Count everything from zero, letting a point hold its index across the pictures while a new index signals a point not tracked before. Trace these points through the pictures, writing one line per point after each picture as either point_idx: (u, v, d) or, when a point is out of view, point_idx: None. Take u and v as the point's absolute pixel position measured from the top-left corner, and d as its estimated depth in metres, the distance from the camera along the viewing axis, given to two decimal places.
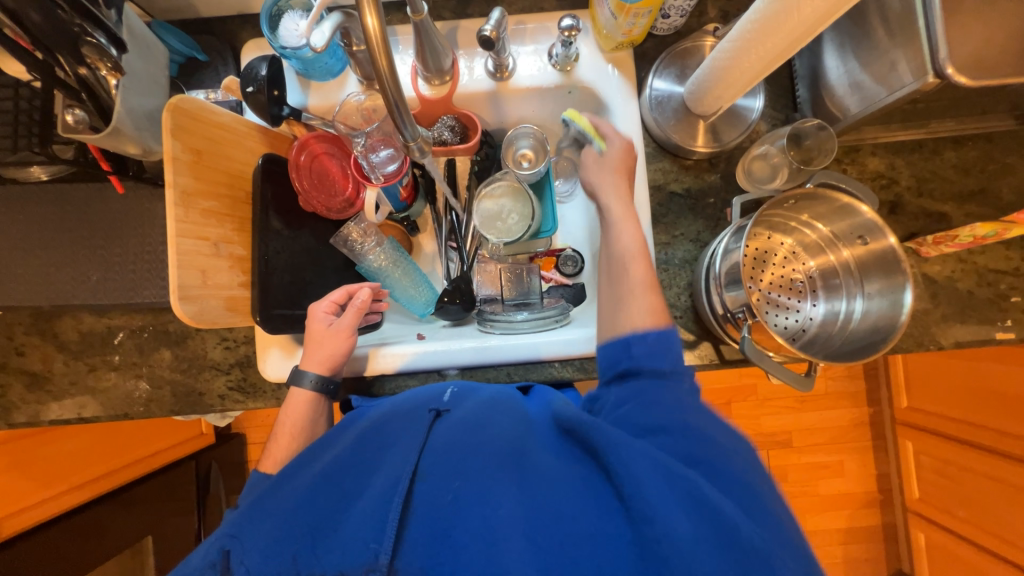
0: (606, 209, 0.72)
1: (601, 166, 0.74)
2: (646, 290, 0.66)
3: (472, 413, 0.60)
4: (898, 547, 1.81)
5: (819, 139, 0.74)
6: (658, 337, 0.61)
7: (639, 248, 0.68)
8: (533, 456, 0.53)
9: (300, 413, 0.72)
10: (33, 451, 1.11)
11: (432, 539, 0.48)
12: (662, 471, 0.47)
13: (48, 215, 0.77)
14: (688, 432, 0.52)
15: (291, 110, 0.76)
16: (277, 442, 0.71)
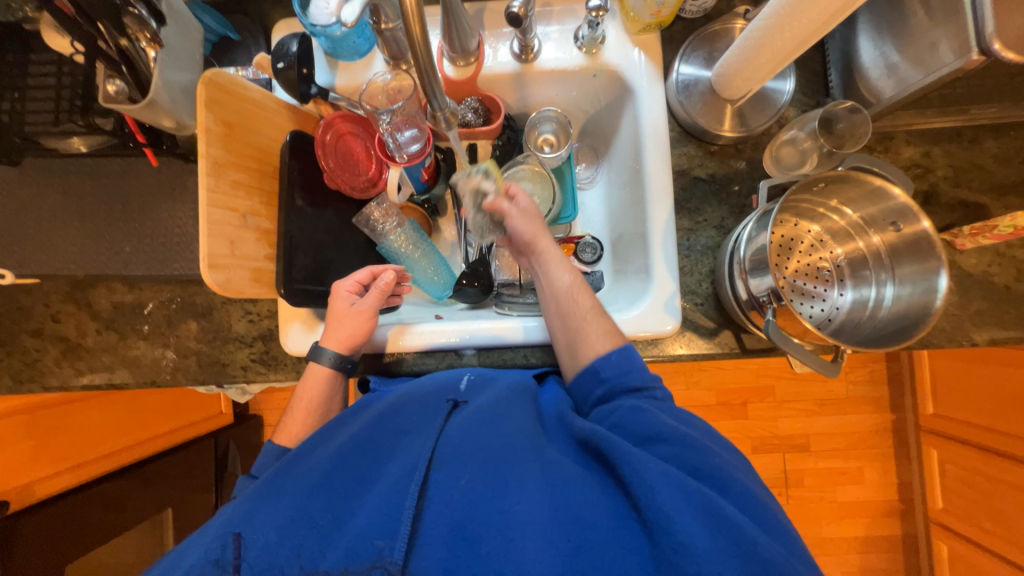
0: (541, 252, 0.75)
1: (522, 216, 0.76)
2: (599, 333, 0.68)
3: (486, 406, 0.62)
4: (918, 559, 1.75)
5: (852, 122, 0.72)
6: (620, 355, 0.65)
7: (573, 281, 0.72)
8: (545, 455, 0.56)
9: (317, 389, 0.73)
10: (63, 419, 1.14)
11: (449, 529, 0.49)
12: (677, 483, 0.49)
13: (86, 187, 0.80)
14: (692, 440, 0.55)
15: (319, 89, 0.77)
16: (294, 417, 0.73)
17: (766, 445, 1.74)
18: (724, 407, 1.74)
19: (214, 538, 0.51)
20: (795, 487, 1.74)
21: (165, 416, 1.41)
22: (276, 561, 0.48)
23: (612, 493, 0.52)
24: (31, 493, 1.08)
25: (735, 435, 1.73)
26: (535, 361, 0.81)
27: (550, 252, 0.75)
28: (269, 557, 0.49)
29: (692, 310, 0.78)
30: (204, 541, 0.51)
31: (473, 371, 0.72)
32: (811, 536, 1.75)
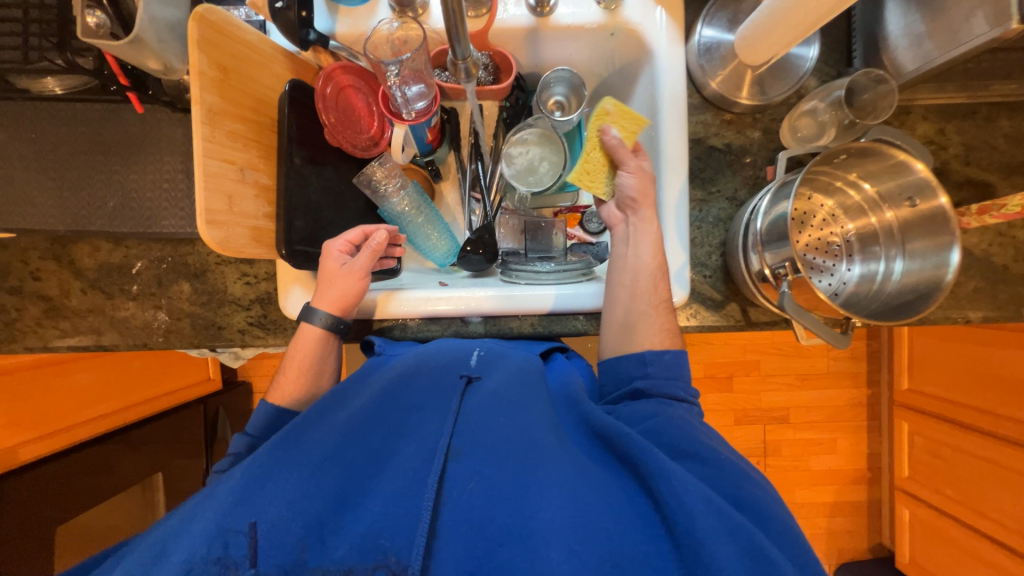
0: (642, 215, 0.71)
1: (641, 176, 0.71)
2: (652, 327, 0.68)
3: (510, 397, 0.61)
4: (880, 521, 1.87)
5: (878, 94, 0.70)
6: (672, 358, 0.66)
7: (659, 263, 0.69)
8: (570, 456, 0.55)
9: (310, 349, 0.70)
10: (46, 382, 1.10)
11: (467, 524, 0.48)
12: (710, 505, 0.48)
13: (63, 134, 0.74)
14: (719, 459, 0.54)
15: (318, 35, 0.71)
16: (285, 376, 0.70)
17: (749, 417, 1.80)
18: (711, 381, 1.79)
19: (220, 503, 0.50)
20: (773, 456, 1.82)
21: (153, 381, 1.37)
22: (285, 537, 0.47)
23: (631, 498, 0.52)
24: (17, 456, 1.05)
25: (720, 407, 1.78)
26: (541, 331, 0.81)
27: (649, 220, 0.70)
28: (277, 532, 0.47)
29: (700, 282, 0.78)
30: (211, 507, 0.50)
31: (484, 346, 0.73)
32: None
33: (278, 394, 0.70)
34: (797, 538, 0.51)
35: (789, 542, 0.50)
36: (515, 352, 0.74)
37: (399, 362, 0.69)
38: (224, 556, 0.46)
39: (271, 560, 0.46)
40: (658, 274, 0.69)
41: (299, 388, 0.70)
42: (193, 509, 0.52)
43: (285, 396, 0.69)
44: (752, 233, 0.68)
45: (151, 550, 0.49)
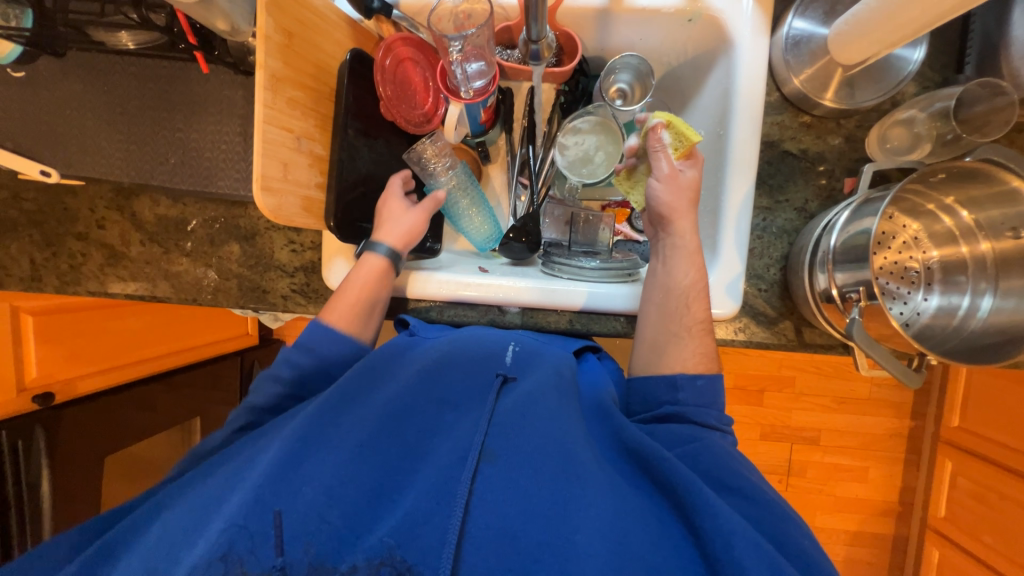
0: (677, 234, 0.68)
1: (672, 183, 0.68)
2: (688, 350, 0.65)
3: (546, 405, 0.61)
4: (904, 558, 1.78)
5: (992, 106, 0.62)
6: (706, 384, 0.64)
7: (695, 283, 0.67)
8: (604, 475, 0.56)
9: (375, 278, 0.70)
10: (102, 323, 1.19)
11: (499, 535, 0.50)
12: (759, 550, 0.48)
13: (131, 88, 0.76)
14: (763, 497, 0.54)
15: (382, 4, 0.71)
16: (344, 297, 0.69)
17: (777, 434, 1.73)
18: (740, 392, 1.72)
19: (257, 477, 0.51)
20: (796, 477, 1.76)
21: (200, 330, 1.45)
22: (323, 521, 0.50)
23: (663, 525, 0.53)
24: (75, 388, 1.14)
25: (746, 420, 1.72)
26: (579, 328, 0.79)
27: (686, 239, 0.68)
28: (315, 514, 0.50)
29: (754, 296, 0.73)
30: (249, 477, 0.52)
31: (518, 341, 0.72)
32: None
33: (335, 313, 0.68)
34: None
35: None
36: (551, 350, 0.72)
37: (432, 348, 0.69)
38: (262, 532, 0.48)
39: (305, 542, 0.48)
40: (698, 298, 0.66)
41: (357, 315, 0.69)
42: (233, 473, 0.55)
43: (343, 319, 0.68)
44: (822, 252, 0.62)
45: (195, 508, 0.52)
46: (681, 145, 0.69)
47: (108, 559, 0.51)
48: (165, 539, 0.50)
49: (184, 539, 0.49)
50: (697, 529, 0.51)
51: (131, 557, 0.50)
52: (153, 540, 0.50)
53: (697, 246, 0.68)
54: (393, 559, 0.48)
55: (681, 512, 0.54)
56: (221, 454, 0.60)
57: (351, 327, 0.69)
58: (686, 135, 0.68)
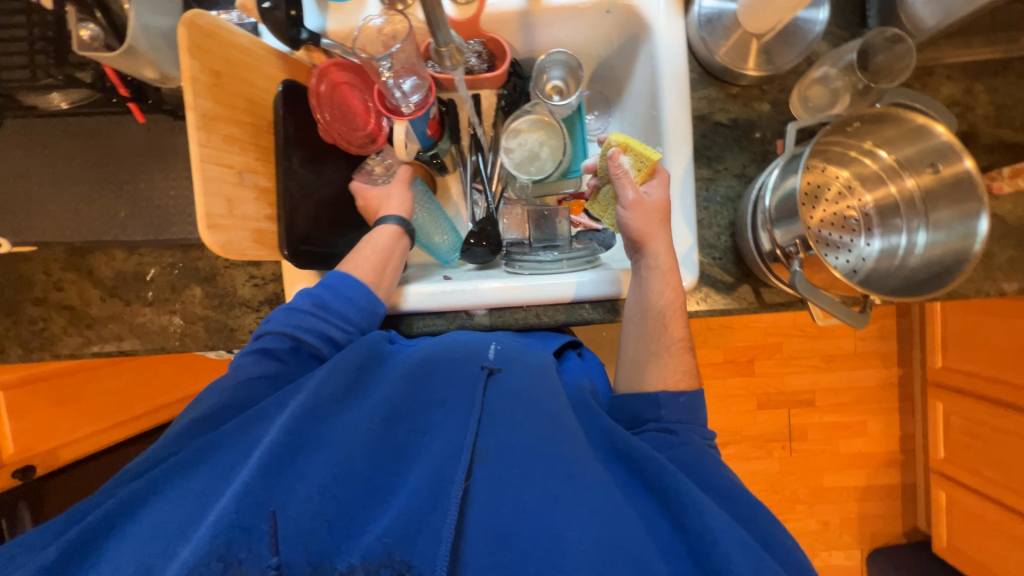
0: (650, 256, 0.68)
1: (639, 209, 0.67)
2: (670, 364, 0.68)
3: (535, 403, 0.62)
4: (915, 505, 1.80)
5: (893, 55, 0.66)
6: (687, 401, 0.66)
7: (671, 305, 0.68)
8: (594, 467, 0.57)
9: (392, 241, 0.75)
10: (79, 389, 1.14)
11: (494, 536, 0.52)
12: (745, 547, 0.50)
13: (73, 148, 0.76)
14: (742, 496, 0.59)
15: (310, 33, 0.72)
16: (367, 257, 0.73)
17: (773, 401, 1.75)
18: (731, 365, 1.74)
19: (246, 473, 0.50)
20: (799, 441, 1.76)
21: (187, 381, 1.38)
22: (318, 522, 0.49)
23: (650, 525, 0.55)
24: (57, 456, 1.16)
25: (742, 392, 1.73)
26: (545, 321, 0.79)
27: (660, 263, 0.68)
28: (310, 515, 0.49)
29: (710, 265, 0.75)
30: (239, 475, 0.51)
31: (501, 340, 0.71)
32: (812, 487, 1.78)
33: (355, 266, 0.72)
34: (797, 559, 0.55)
35: (792, 565, 0.54)
36: (532, 348, 0.73)
37: (419, 349, 0.68)
38: (255, 533, 0.47)
39: (300, 545, 0.48)
40: (675, 318, 0.68)
41: (376, 270, 0.72)
42: (222, 472, 0.54)
43: (365, 272, 0.71)
44: (761, 212, 0.65)
45: (186, 505, 0.51)
46: (643, 168, 0.68)
47: (96, 543, 0.50)
48: (153, 535, 0.49)
49: (176, 535, 0.48)
50: (684, 523, 0.53)
51: (117, 549, 0.49)
52: (139, 534, 0.49)
53: (671, 265, 0.69)
54: (392, 559, 0.49)
55: (667, 506, 0.56)
56: (205, 439, 0.57)
57: (371, 280, 0.71)
58: (644, 156, 0.67)
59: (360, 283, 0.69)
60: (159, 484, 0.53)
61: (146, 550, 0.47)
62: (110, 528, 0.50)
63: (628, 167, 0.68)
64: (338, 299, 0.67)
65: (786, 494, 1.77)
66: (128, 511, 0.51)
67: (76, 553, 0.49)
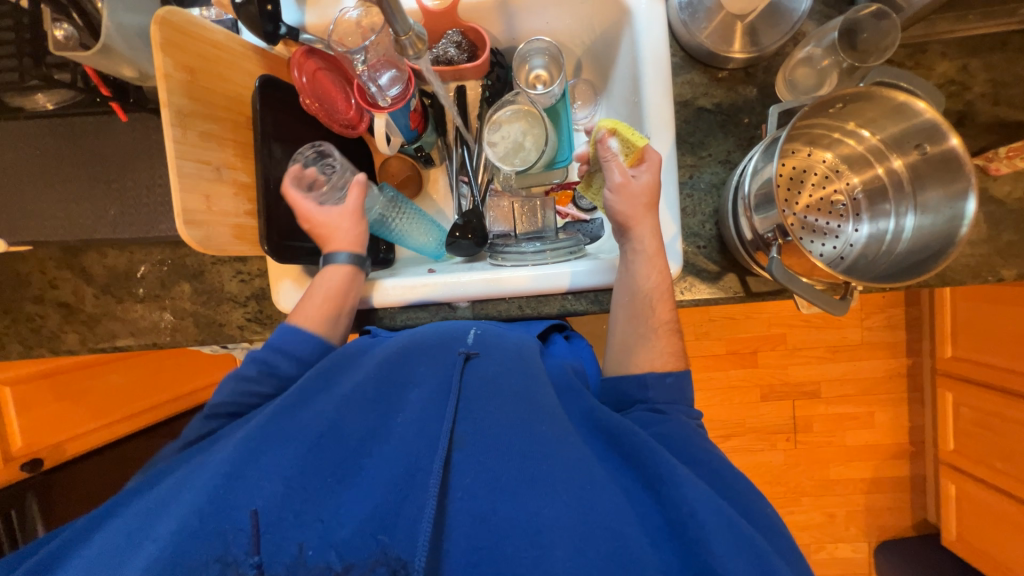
0: (636, 240, 0.67)
1: (625, 192, 0.66)
2: (661, 348, 0.67)
3: (511, 386, 0.61)
4: (924, 498, 1.76)
5: (878, 32, 0.63)
6: (674, 381, 0.65)
7: (658, 289, 0.67)
8: (572, 447, 0.56)
9: (343, 283, 0.73)
10: (85, 384, 1.18)
11: (470, 519, 0.51)
12: (723, 516, 0.50)
13: (62, 148, 0.77)
14: (729, 470, 0.58)
15: (288, 28, 0.72)
16: (315, 304, 0.71)
17: (776, 392, 1.72)
18: (733, 356, 1.71)
19: (225, 469, 0.52)
20: (803, 432, 1.73)
21: (189, 376, 1.42)
22: (284, 513, 0.49)
23: (629, 498, 0.54)
24: (64, 451, 1.19)
25: (744, 383, 1.71)
26: (529, 313, 0.80)
27: (647, 247, 0.67)
28: (279, 509, 0.50)
29: (694, 254, 0.74)
30: (206, 477, 0.52)
31: (480, 326, 0.72)
32: (817, 478, 1.75)
33: (303, 317, 0.70)
34: (777, 527, 0.55)
35: (773, 533, 0.54)
36: (512, 332, 0.73)
37: (392, 342, 0.69)
38: (224, 535, 0.48)
39: (275, 536, 0.48)
40: (662, 302, 0.67)
41: (327, 317, 0.71)
42: (188, 479, 0.54)
43: (314, 322, 0.70)
44: (741, 199, 0.64)
45: (152, 513, 0.51)
46: (633, 152, 0.67)
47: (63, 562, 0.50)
48: (122, 545, 0.49)
49: (140, 543, 0.49)
50: (663, 496, 0.53)
51: (81, 563, 0.49)
52: (104, 548, 0.50)
53: (657, 248, 0.68)
54: (387, 556, 0.48)
55: (647, 481, 0.55)
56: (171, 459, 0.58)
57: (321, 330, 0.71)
58: (631, 141, 0.66)
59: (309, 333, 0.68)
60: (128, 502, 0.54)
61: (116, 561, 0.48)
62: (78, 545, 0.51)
63: (616, 151, 0.67)
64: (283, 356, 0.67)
65: (790, 485, 1.75)
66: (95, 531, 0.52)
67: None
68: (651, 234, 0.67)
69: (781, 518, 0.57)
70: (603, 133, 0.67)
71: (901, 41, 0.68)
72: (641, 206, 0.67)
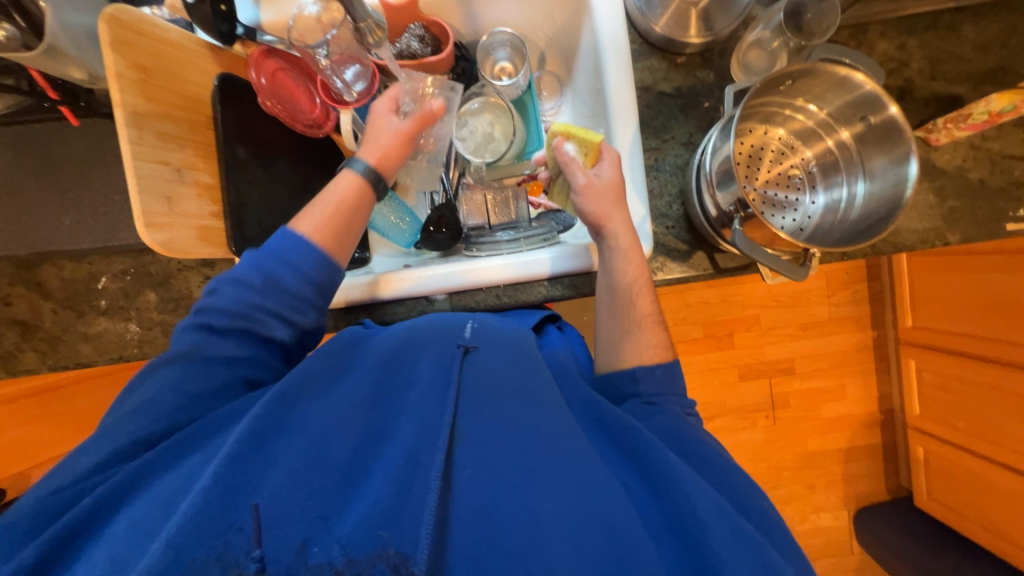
0: (610, 236, 0.69)
1: (591, 193, 0.69)
2: (644, 339, 0.68)
3: (509, 381, 0.62)
4: (897, 463, 1.84)
5: (819, 12, 0.67)
6: (663, 373, 0.66)
7: (637, 282, 0.69)
8: (572, 437, 0.57)
9: (354, 199, 0.68)
10: (51, 406, 1.14)
11: (473, 512, 0.50)
12: (723, 511, 0.51)
13: (9, 157, 0.74)
14: (722, 460, 0.59)
15: (244, 29, 0.71)
16: (324, 212, 0.67)
17: (754, 372, 1.77)
18: (711, 339, 1.75)
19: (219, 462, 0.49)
20: (781, 409, 1.79)
21: None
22: (290, 508, 0.49)
23: (631, 492, 0.55)
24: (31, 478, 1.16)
25: (722, 365, 1.76)
26: (507, 301, 0.80)
27: (621, 242, 0.69)
28: (282, 504, 0.49)
29: (663, 234, 0.76)
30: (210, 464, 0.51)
31: (478, 319, 0.72)
32: (797, 452, 1.81)
33: (309, 228, 0.65)
34: (773, 518, 0.56)
35: (769, 524, 0.55)
36: (510, 326, 0.74)
37: (390, 337, 0.69)
38: (225, 526, 0.47)
39: (272, 535, 0.47)
40: (643, 295, 0.69)
41: (337, 236, 0.67)
42: (195, 464, 0.52)
43: (320, 231, 0.65)
44: (704, 177, 0.66)
45: (160, 500, 0.49)
46: (591, 151, 0.69)
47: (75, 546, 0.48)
48: (126, 536, 0.47)
49: (145, 532, 0.47)
50: (665, 491, 0.53)
51: (97, 550, 0.47)
52: (118, 533, 0.48)
53: (632, 242, 0.69)
54: (386, 552, 0.46)
55: (647, 474, 0.56)
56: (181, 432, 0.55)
57: (327, 243, 0.66)
58: (587, 140, 0.69)
59: (308, 241, 0.64)
60: (135, 483, 0.51)
61: (120, 552, 0.46)
62: (88, 526, 0.49)
63: (575, 156, 0.70)
64: (284, 266, 0.62)
65: (771, 461, 1.81)
66: (103, 510, 0.50)
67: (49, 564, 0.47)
68: (624, 230, 0.69)
69: (774, 506, 0.58)
70: (558, 140, 0.71)
71: (843, 22, 0.72)
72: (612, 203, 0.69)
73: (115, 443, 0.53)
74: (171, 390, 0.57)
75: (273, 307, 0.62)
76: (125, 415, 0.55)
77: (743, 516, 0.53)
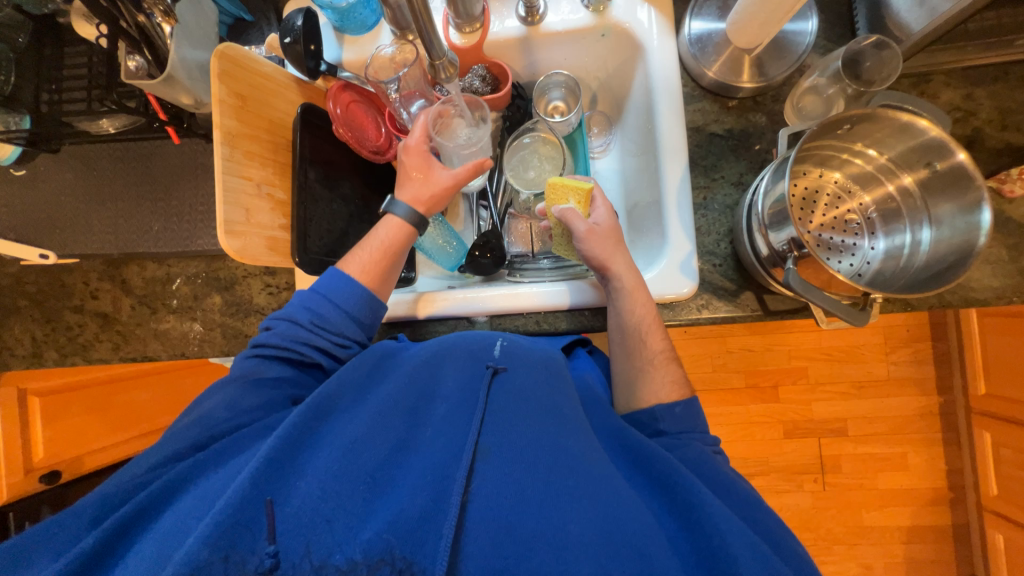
0: (614, 278, 0.69)
1: (593, 238, 0.70)
2: (666, 377, 0.66)
3: (538, 402, 0.61)
4: (971, 550, 1.61)
5: (880, 60, 0.68)
6: (684, 411, 0.64)
7: (647, 319, 0.68)
8: (603, 467, 0.56)
9: (400, 238, 0.73)
10: (109, 399, 1.27)
11: (494, 531, 0.50)
12: (758, 554, 0.47)
13: (119, 169, 0.85)
14: (761, 511, 0.55)
15: (328, 65, 0.79)
16: (371, 255, 0.72)
17: (800, 430, 1.65)
18: (754, 391, 1.66)
19: (254, 462, 0.51)
20: (832, 473, 1.64)
21: None
22: (317, 516, 0.49)
23: (658, 521, 0.53)
24: (81, 464, 1.25)
25: (765, 419, 1.65)
26: (547, 328, 0.80)
27: (625, 282, 0.69)
28: (310, 511, 0.49)
29: (710, 272, 0.75)
30: (248, 465, 0.52)
31: (508, 337, 0.70)
32: (850, 525, 1.64)
33: (358, 270, 0.71)
34: (808, 566, 0.52)
35: (803, 569, 0.51)
36: (538, 345, 0.72)
37: (421, 350, 0.68)
38: (254, 526, 0.48)
39: (291, 537, 0.48)
40: (657, 329, 0.68)
41: (381, 276, 0.72)
42: (242, 463, 0.55)
43: (368, 273, 0.71)
44: (755, 217, 0.65)
45: (207, 497, 0.52)
46: (582, 200, 0.72)
47: (129, 538, 0.51)
48: (173, 529, 0.50)
49: (189, 526, 0.49)
50: (694, 524, 0.51)
51: (139, 549, 0.50)
52: (167, 527, 0.50)
53: (637, 282, 0.69)
54: (392, 556, 0.47)
55: (676, 507, 0.54)
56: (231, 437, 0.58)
57: (372, 284, 0.71)
58: (580, 189, 0.72)
59: (355, 282, 0.69)
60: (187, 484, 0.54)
61: (165, 545, 0.48)
62: (143, 516, 0.52)
63: (572, 207, 0.72)
64: (332, 308, 0.67)
65: (819, 531, 1.64)
66: (151, 510, 0.52)
67: (103, 558, 0.50)
68: (636, 281, 0.69)
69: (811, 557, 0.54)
70: (557, 210, 0.73)
71: (905, 72, 0.72)
72: (618, 256, 0.70)
73: (183, 442, 0.58)
74: (220, 409, 0.60)
75: (319, 344, 0.67)
76: (183, 426, 0.59)
77: (778, 559, 0.50)
